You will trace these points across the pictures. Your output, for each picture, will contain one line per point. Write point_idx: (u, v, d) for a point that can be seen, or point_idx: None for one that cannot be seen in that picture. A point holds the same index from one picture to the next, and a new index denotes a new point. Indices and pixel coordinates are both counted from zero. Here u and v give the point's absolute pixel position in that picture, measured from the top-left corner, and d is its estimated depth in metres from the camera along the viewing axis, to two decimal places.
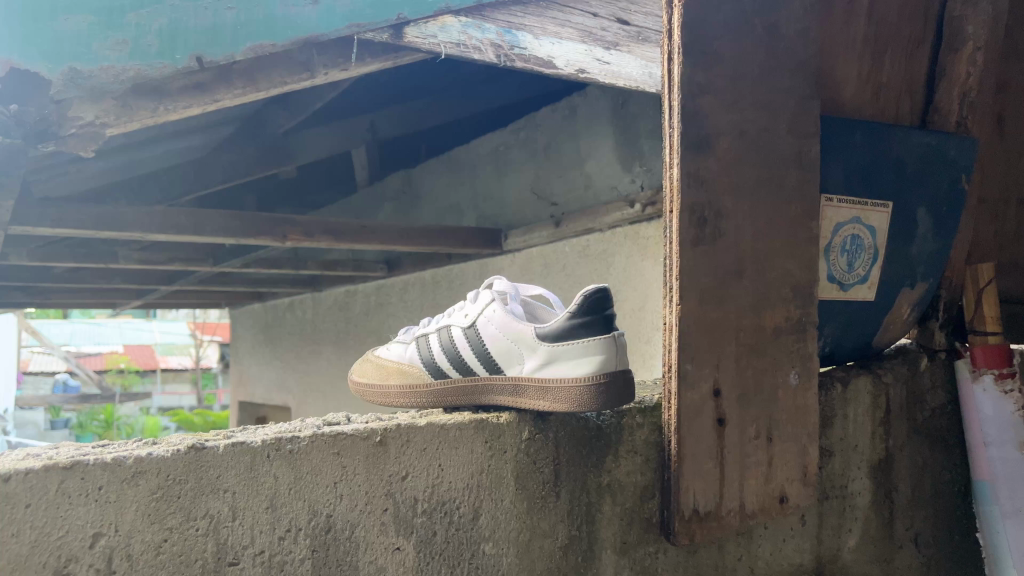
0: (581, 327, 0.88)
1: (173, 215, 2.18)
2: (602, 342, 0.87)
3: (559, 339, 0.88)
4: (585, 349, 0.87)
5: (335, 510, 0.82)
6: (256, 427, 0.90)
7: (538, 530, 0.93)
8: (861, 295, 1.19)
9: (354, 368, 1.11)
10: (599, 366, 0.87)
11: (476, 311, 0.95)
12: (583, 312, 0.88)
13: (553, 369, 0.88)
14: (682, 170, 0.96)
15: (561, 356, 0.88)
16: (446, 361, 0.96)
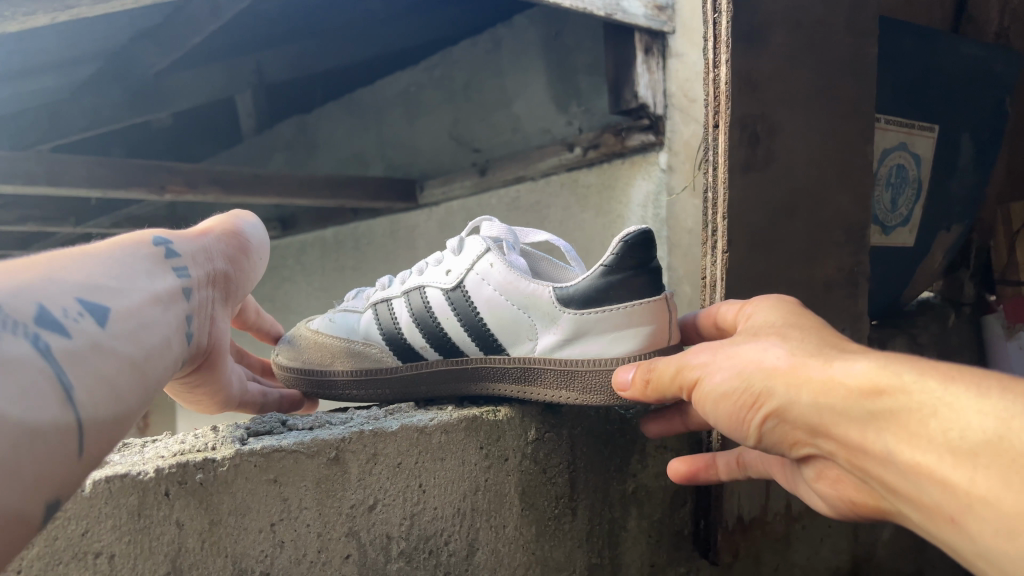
0: (620, 285, 0.61)
1: (23, 161, 1.76)
2: (651, 305, 0.61)
3: (591, 304, 0.61)
4: (629, 320, 0.61)
5: (273, 566, 0.55)
6: (140, 441, 0.60)
7: (551, 563, 0.68)
8: (901, 240, 0.99)
9: (280, 347, 0.81)
10: (650, 344, 0.61)
11: (462, 266, 0.68)
12: (625, 269, 0.61)
13: (582, 347, 0.62)
14: (733, 69, 0.71)
15: (592, 330, 0.62)
16: (419, 339, 0.70)
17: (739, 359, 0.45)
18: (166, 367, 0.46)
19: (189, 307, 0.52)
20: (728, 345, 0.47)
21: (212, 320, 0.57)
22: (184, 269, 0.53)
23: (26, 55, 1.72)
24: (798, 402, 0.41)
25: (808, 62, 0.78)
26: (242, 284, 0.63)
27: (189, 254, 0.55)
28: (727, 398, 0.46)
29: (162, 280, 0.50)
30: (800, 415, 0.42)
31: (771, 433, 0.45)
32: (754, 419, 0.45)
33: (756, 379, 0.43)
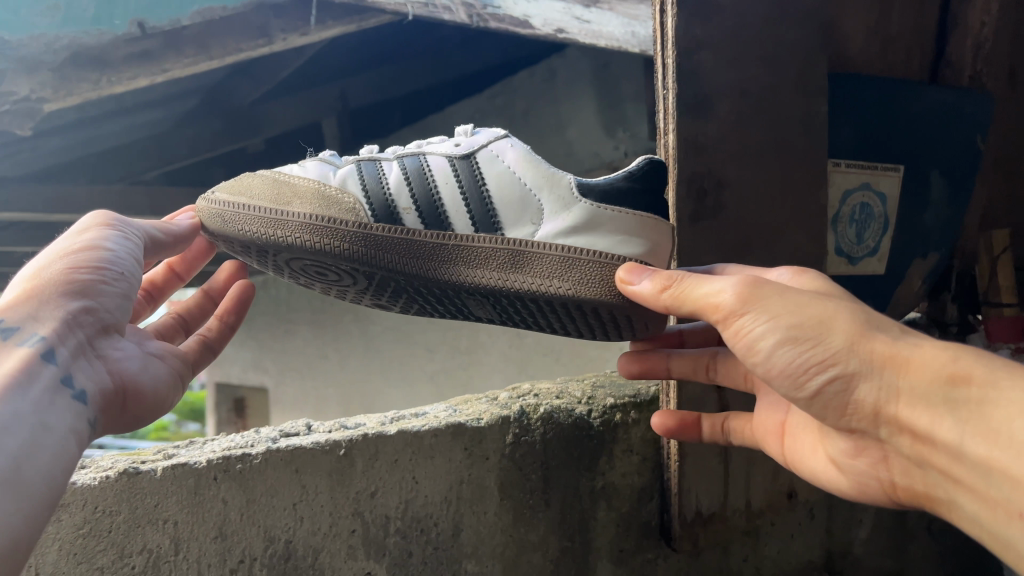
0: (633, 192, 0.68)
1: (129, 195, 2.01)
2: (654, 221, 0.68)
3: (607, 198, 0.67)
4: (640, 226, 0.67)
5: (295, 536, 0.72)
6: (201, 439, 0.79)
7: (527, 543, 0.84)
8: (870, 269, 1.09)
9: (217, 186, 0.73)
10: (649, 253, 0.67)
11: (473, 143, 0.71)
12: (646, 180, 0.68)
13: (587, 233, 0.66)
14: (678, 136, 0.85)
15: (604, 226, 0.66)
16: (408, 201, 0.69)
17: (810, 313, 0.53)
18: (52, 440, 0.49)
19: (57, 370, 0.53)
20: (795, 295, 0.54)
21: (90, 367, 0.57)
22: (29, 337, 0.53)
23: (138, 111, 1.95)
24: (875, 381, 0.51)
25: (757, 123, 0.91)
26: (121, 296, 0.61)
27: (21, 316, 0.54)
28: (790, 342, 0.53)
29: (11, 356, 0.51)
30: (868, 396, 0.52)
31: (825, 393, 0.54)
32: (813, 375, 0.53)
33: (832, 338, 0.51)
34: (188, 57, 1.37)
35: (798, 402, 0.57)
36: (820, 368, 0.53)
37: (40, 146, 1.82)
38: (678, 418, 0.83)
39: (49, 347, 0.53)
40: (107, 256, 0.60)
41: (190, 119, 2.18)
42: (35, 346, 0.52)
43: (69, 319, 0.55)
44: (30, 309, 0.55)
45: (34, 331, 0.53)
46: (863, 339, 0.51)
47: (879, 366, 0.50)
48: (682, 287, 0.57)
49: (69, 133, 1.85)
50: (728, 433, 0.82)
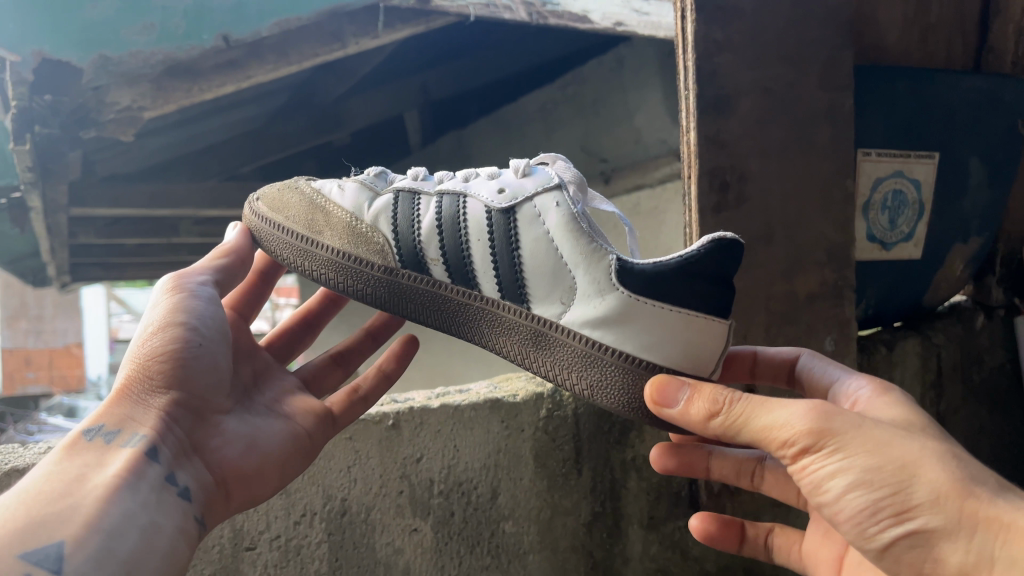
0: (688, 285, 0.59)
1: (224, 190, 2.14)
2: (710, 319, 0.59)
3: (649, 292, 0.59)
4: (686, 327, 0.59)
5: (350, 495, 0.83)
6: None
7: (560, 507, 0.93)
8: (906, 254, 1.12)
9: (263, 197, 0.79)
10: (691, 360, 0.60)
11: (518, 189, 0.67)
12: (708, 271, 0.58)
13: (624, 330, 0.60)
14: (699, 134, 0.92)
15: (636, 327, 0.60)
16: (436, 251, 0.69)
17: (885, 449, 0.46)
18: (163, 541, 0.54)
19: (161, 467, 0.58)
20: (870, 430, 0.47)
21: (190, 461, 0.62)
22: (130, 440, 0.58)
23: (232, 117, 2.09)
24: (962, 543, 0.44)
25: (779, 118, 0.97)
26: (204, 377, 0.66)
27: (119, 420, 0.60)
28: (859, 490, 0.47)
29: (117, 459, 0.56)
30: (952, 562, 0.45)
31: (898, 549, 0.48)
32: (883, 525, 0.47)
33: (915, 489, 0.45)
34: (268, 63, 1.46)
35: (867, 555, 0.50)
36: (892, 518, 0.47)
37: (144, 148, 1.98)
38: (723, 530, 0.80)
39: (150, 444, 0.59)
40: (185, 338, 0.65)
41: (278, 117, 2.27)
42: (136, 447, 0.58)
43: (162, 418, 0.61)
44: (126, 412, 0.61)
45: (134, 433, 0.59)
46: (951, 494, 0.44)
47: (971, 525, 0.44)
48: (738, 409, 0.51)
49: (171, 137, 1.99)
50: (771, 549, 0.80)
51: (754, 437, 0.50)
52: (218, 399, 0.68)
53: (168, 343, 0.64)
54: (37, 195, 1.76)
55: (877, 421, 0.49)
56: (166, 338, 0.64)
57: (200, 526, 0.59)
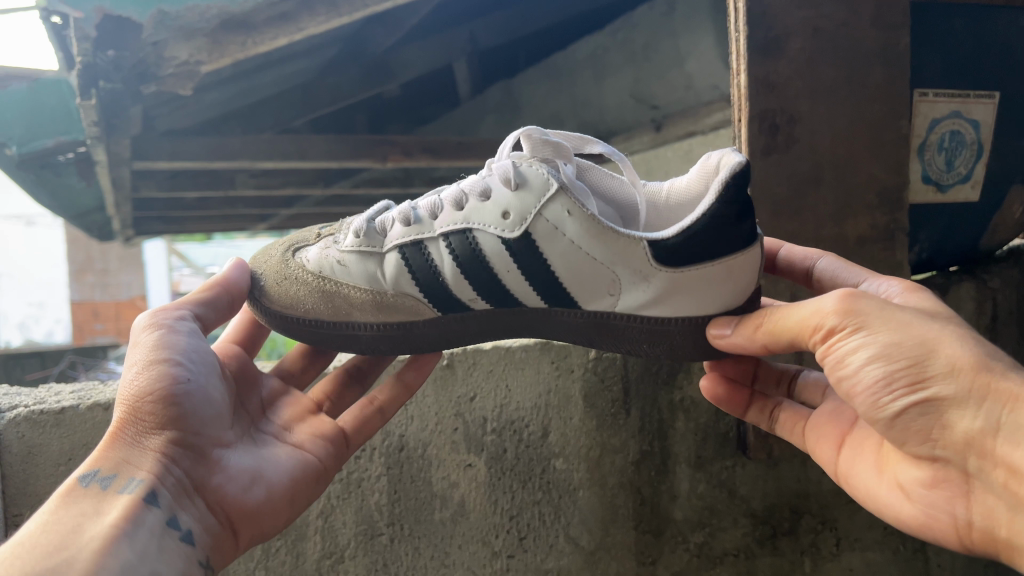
0: (718, 243, 0.58)
1: (277, 142, 2.16)
2: (749, 258, 0.59)
3: (688, 262, 0.59)
4: (730, 274, 0.59)
5: (407, 431, 0.90)
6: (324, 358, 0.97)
7: (609, 446, 0.95)
8: (962, 196, 1.11)
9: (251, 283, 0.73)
10: (742, 294, 0.61)
11: (524, 209, 0.63)
12: (731, 216, 0.57)
13: (679, 299, 0.61)
14: (749, 76, 0.91)
15: (689, 293, 0.60)
16: (469, 292, 0.67)
17: (910, 331, 0.50)
18: None
19: (162, 511, 0.56)
20: (898, 314, 0.51)
21: (193, 502, 0.59)
22: (127, 484, 0.56)
23: (284, 70, 2.10)
24: (971, 410, 0.47)
25: (830, 59, 0.96)
26: (201, 413, 0.63)
27: (114, 465, 0.58)
28: (876, 364, 0.50)
29: (115, 506, 0.54)
30: (959, 426, 0.48)
31: (908, 416, 0.50)
32: (897, 395, 0.50)
33: (935, 361, 0.48)
34: (320, 15, 1.51)
35: (875, 423, 0.53)
36: (907, 389, 0.49)
37: (200, 102, 2.01)
38: (728, 390, 0.81)
39: (148, 488, 0.56)
40: (175, 377, 0.62)
41: (329, 69, 2.28)
42: (135, 493, 0.55)
43: (160, 461, 0.59)
44: (121, 457, 0.58)
45: (130, 478, 0.57)
46: (967, 362, 0.47)
47: (979, 395, 0.46)
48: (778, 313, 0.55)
49: (226, 91, 2.02)
50: (775, 419, 0.79)
51: (792, 330, 0.54)
52: (218, 434, 0.65)
53: (158, 379, 0.61)
54: (102, 148, 1.81)
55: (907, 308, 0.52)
56: (155, 374, 0.61)
57: (205, 571, 0.57)
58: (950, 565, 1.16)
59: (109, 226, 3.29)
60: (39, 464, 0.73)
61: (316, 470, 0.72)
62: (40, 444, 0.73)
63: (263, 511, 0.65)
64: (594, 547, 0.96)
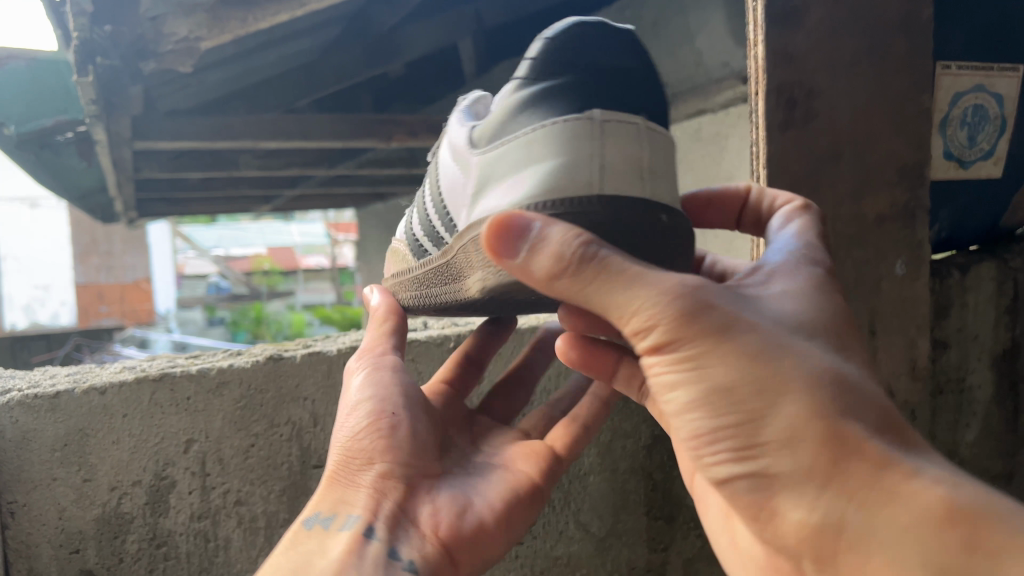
0: (528, 107, 0.51)
1: (279, 123, 2.12)
2: (561, 130, 0.49)
3: (505, 132, 0.53)
4: (542, 147, 0.50)
5: None
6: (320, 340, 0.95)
7: (620, 431, 0.93)
8: (983, 173, 1.08)
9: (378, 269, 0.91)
10: (561, 170, 0.49)
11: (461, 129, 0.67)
12: (547, 79, 0.51)
13: (501, 187, 0.52)
14: (767, 47, 0.87)
15: (504, 168, 0.52)
16: (421, 229, 0.71)
17: (745, 367, 0.43)
18: None
19: (380, 543, 0.59)
20: (736, 344, 0.43)
21: (406, 528, 0.62)
22: (345, 522, 0.61)
23: (287, 50, 2.07)
24: (806, 498, 0.43)
25: (851, 30, 0.92)
26: (408, 446, 0.67)
27: (333, 505, 0.63)
28: (696, 403, 0.45)
29: (337, 545, 0.58)
30: (789, 509, 0.44)
31: (734, 472, 0.46)
32: (720, 445, 0.45)
33: (773, 422, 0.42)
34: None
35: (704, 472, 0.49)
36: (734, 452, 0.45)
37: (201, 83, 1.98)
38: (593, 356, 0.69)
39: (362, 524, 0.60)
40: (377, 412, 0.66)
41: (333, 48, 2.23)
42: (353, 529, 0.60)
43: (370, 494, 0.63)
44: (339, 496, 0.64)
45: (348, 515, 0.62)
46: (807, 434, 0.42)
47: (807, 477, 0.42)
48: (584, 282, 0.45)
49: (228, 70, 1.99)
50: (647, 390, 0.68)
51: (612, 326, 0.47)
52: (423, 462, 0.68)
53: (362, 418, 0.66)
54: (102, 128, 1.78)
55: (760, 324, 0.45)
56: (363, 409, 0.66)
57: None
58: None
59: (113, 207, 3.27)
60: (34, 450, 0.71)
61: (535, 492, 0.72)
62: (35, 428, 0.70)
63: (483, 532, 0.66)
64: (604, 534, 0.94)
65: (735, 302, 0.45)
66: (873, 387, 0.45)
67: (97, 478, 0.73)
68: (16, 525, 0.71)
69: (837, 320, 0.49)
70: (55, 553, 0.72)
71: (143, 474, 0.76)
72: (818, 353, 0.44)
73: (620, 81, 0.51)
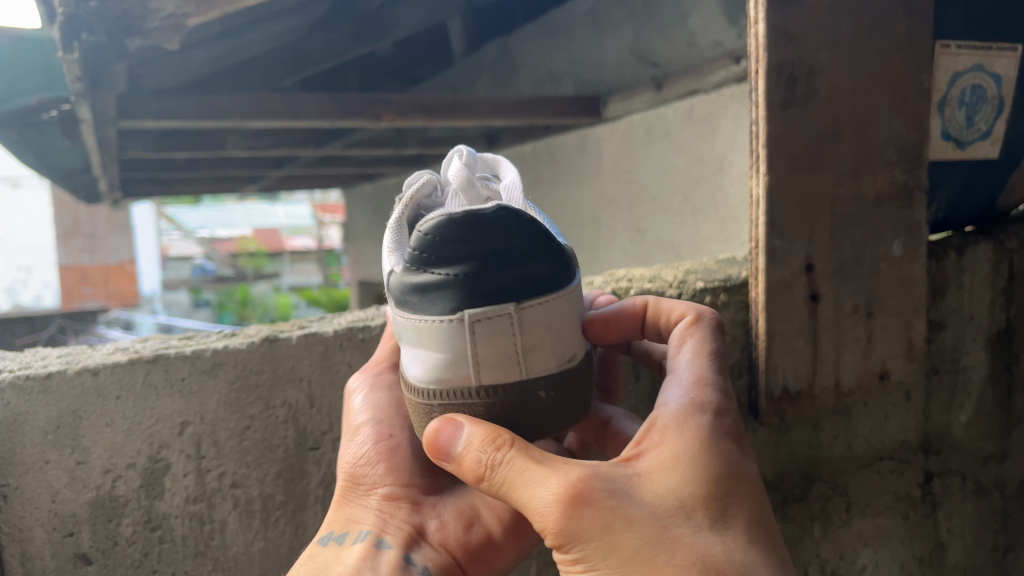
0: (416, 293, 0.57)
1: (268, 101, 2.09)
2: (439, 331, 0.57)
3: (402, 303, 0.60)
4: (424, 339, 0.58)
5: None
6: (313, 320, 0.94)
7: None
8: (981, 153, 1.07)
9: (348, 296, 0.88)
10: (447, 368, 0.57)
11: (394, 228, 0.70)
12: (430, 268, 0.56)
13: (407, 356, 0.62)
14: (768, 24, 0.86)
15: (405, 336, 0.61)
16: None
17: (624, 563, 0.51)
18: None
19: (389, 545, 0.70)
20: (614, 545, 0.51)
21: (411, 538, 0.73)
22: (358, 535, 0.71)
23: (273, 28, 2.03)
24: None
25: (852, 7, 0.91)
26: (404, 466, 0.77)
27: (345, 523, 0.73)
28: None
29: (352, 553, 0.69)
30: None
31: None
32: None
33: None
34: None
35: None
36: None
37: (188, 61, 1.94)
38: None
39: (374, 535, 0.71)
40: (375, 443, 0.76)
41: (321, 26, 2.19)
42: (365, 540, 0.70)
43: (377, 512, 0.74)
44: (348, 515, 0.74)
45: (359, 531, 0.72)
46: None
47: None
48: (498, 477, 0.56)
49: (214, 48, 1.94)
50: None
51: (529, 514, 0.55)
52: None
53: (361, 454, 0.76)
54: (87, 105, 1.75)
55: (639, 515, 0.51)
56: (364, 432, 0.77)
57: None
58: (950, 524, 1.19)
59: (97, 187, 3.24)
60: (26, 432, 0.69)
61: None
62: (26, 410, 0.69)
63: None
64: None
65: (621, 488, 0.53)
66: (749, 559, 0.51)
67: (90, 460, 0.72)
68: (8, 508, 0.69)
69: (729, 479, 0.54)
70: (48, 537, 0.71)
71: (137, 456, 0.75)
72: (691, 542, 0.51)
73: (496, 265, 0.55)
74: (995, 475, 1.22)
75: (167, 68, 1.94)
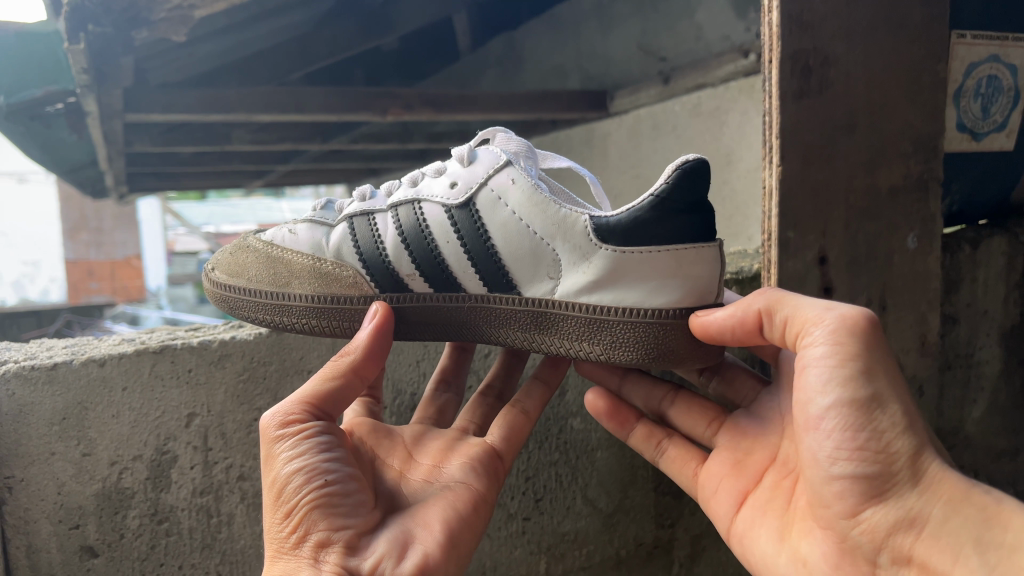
0: (666, 220, 0.62)
1: (274, 95, 2.07)
2: (705, 252, 0.63)
3: (633, 239, 0.63)
4: (678, 265, 0.63)
5: (418, 389, 0.88)
6: None
7: None
8: (996, 145, 1.06)
9: (215, 262, 0.76)
10: (688, 295, 0.63)
11: (472, 180, 0.69)
12: (693, 198, 0.61)
13: (616, 291, 0.64)
14: (783, 12, 0.84)
15: (638, 271, 0.63)
16: (409, 265, 0.70)
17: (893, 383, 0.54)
18: None
19: None
20: (892, 368, 0.55)
21: None
22: None
23: (279, 23, 2.01)
24: (910, 491, 0.51)
25: None
26: (345, 493, 0.59)
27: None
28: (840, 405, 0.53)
29: None
30: (894, 496, 0.51)
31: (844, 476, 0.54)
32: (844, 447, 0.53)
33: (891, 439, 0.51)
34: None
35: (818, 477, 0.56)
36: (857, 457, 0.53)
37: (195, 55, 1.92)
38: (612, 411, 0.82)
39: None
40: (311, 465, 0.58)
41: (326, 21, 2.17)
42: None
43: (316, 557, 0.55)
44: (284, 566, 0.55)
45: None
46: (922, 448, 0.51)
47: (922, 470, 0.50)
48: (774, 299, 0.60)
49: (221, 42, 1.93)
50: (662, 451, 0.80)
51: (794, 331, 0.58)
52: (370, 506, 0.62)
53: (293, 480, 0.57)
54: (92, 98, 1.75)
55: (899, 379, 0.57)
56: (294, 448, 0.58)
57: None
58: None
59: (103, 182, 3.24)
60: (31, 423, 0.68)
61: (480, 497, 0.68)
62: (31, 401, 0.68)
63: (448, 545, 0.62)
64: (612, 510, 0.94)
65: None
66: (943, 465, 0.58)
67: (96, 452, 0.72)
68: (14, 501, 0.68)
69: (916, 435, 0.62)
70: (54, 529, 0.70)
71: (144, 448, 0.74)
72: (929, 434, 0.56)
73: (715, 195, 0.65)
74: (1007, 471, 1.21)
75: (173, 63, 1.92)
